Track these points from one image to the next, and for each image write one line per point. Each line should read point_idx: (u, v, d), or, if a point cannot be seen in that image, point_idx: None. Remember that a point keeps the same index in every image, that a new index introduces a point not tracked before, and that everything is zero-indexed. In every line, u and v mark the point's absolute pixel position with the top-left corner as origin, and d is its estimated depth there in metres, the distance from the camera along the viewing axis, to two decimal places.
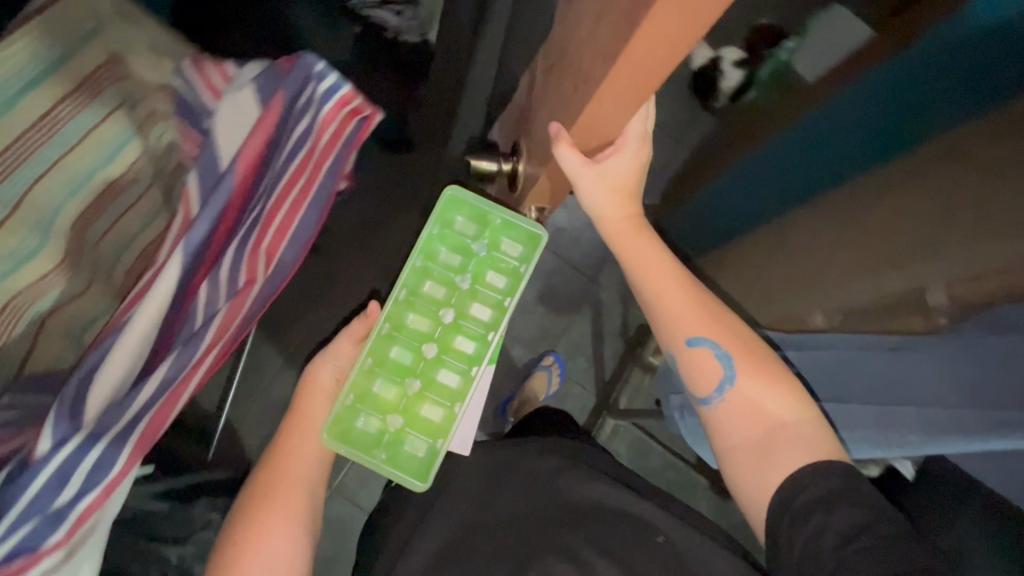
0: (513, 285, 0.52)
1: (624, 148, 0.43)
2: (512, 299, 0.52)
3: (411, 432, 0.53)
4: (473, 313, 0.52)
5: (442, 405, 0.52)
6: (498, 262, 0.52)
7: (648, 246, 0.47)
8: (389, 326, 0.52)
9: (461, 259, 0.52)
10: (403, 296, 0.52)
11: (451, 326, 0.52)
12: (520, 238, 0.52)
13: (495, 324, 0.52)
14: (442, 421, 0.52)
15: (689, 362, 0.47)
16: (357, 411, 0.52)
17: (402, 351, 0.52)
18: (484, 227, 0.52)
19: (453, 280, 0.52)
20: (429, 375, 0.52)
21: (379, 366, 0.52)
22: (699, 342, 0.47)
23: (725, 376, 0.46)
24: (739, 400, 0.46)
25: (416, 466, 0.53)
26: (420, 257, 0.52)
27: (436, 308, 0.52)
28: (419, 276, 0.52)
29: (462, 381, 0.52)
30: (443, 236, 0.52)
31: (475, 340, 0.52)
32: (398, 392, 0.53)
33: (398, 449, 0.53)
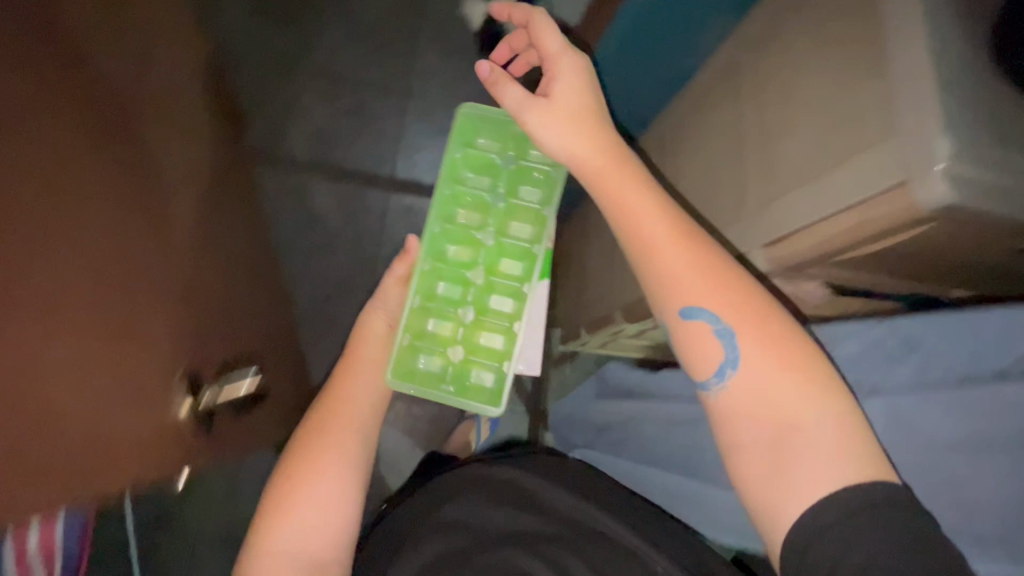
0: (545, 198, 0.72)
1: (566, 74, 0.58)
2: (546, 209, 0.72)
3: (475, 359, 0.73)
4: (514, 231, 0.73)
5: (497, 331, 0.73)
6: (525, 178, 0.73)
7: (613, 153, 0.58)
8: (434, 264, 0.72)
9: (489, 182, 0.73)
10: (439, 231, 0.73)
11: (499, 245, 0.74)
12: (542, 150, 0.73)
13: (535, 237, 0.73)
14: (502, 345, 0.73)
15: (690, 333, 0.55)
16: (418, 352, 0.72)
17: (450, 287, 0.73)
18: (506, 146, 0.73)
19: (486, 205, 0.73)
20: (481, 299, 0.73)
21: (430, 303, 0.73)
22: (694, 313, 0.55)
23: (727, 358, 0.53)
24: (747, 385, 0.52)
25: (486, 392, 0.73)
26: (449, 186, 0.73)
27: (476, 231, 0.74)
28: (453, 208, 0.73)
29: (514, 301, 0.73)
30: (465, 161, 0.73)
31: (523, 256, 0.73)
32: (456, 322, 0.73)
33: (467, 377, 0.73)
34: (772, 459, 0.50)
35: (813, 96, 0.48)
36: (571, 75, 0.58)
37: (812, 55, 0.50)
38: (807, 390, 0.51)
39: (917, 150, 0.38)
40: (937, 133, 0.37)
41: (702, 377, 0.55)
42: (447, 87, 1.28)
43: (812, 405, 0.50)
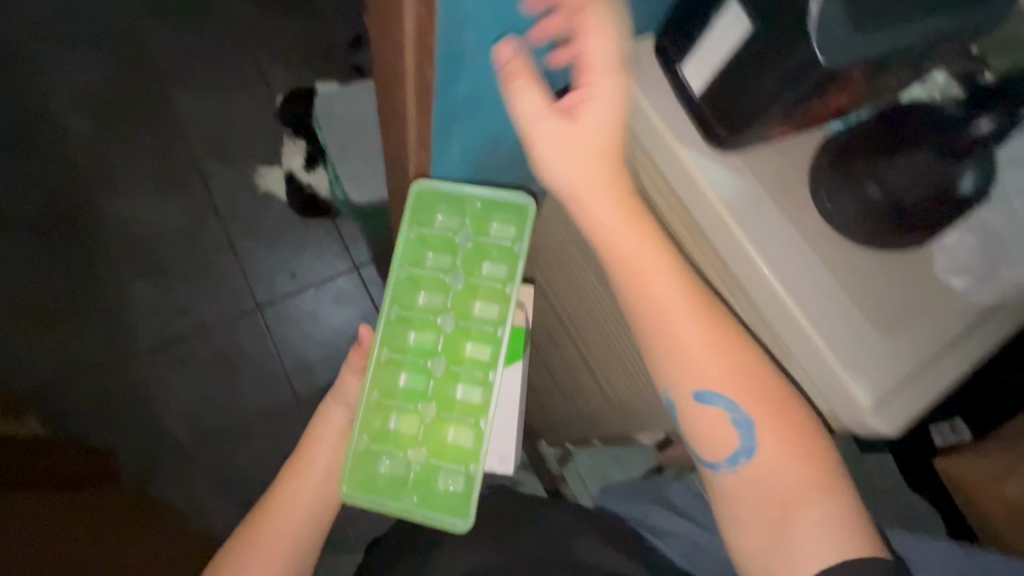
0: (512, 272, 0.49)
1: (604, 92, 0.37)
2: (512, 286, 0.49)
3: (441, 466, 0.49)
4: (478, 314, 0.50)
5: (468, 429, 0.49)
6: (487, 251, 0.49)
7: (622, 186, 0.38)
8: (389, 350, 0.50)
9: (445, 258, 0.50)
10: (397, 314, 0.50)
11: (456, 334, 0.50)
12: (506, 219, 0.49)
13: (502, 317, 0.49)
14: (472, 444, 0.49)
15: (698, 416, 0.39)
16: (376, 452, 0.49)
17: (411, 377, 0.50)
18: (464, 216, 0.50)
19: (443, 282, 0.50)
20: (446, 398, 0.50)
21: (389, 399, 0.50)
22: (716, 399, 0.39)
23: (741, 447, 0.39)
24: (762, 477, 0.38)
25: (455, 499, 0.48)
26: (405, 269, 0.49)
27: (436, 317, 0.50)
28: (409, 289, 0.50)
29: (482, 398, 0.49)
30: (425, 240, 0.50)
31: (489, 337, 0.49)
32: (415, 425, 0.50)
33: (432, 487, 0.49)
34: (766, 541, 0.38)
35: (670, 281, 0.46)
36: (600, 102, 0.38)
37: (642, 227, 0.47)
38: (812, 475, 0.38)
39: (838, 387, 0.35)
40: (850, 378, 0.34)
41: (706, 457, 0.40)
42: (285, 247, 1.22)
43: (815, 486, 0.38)
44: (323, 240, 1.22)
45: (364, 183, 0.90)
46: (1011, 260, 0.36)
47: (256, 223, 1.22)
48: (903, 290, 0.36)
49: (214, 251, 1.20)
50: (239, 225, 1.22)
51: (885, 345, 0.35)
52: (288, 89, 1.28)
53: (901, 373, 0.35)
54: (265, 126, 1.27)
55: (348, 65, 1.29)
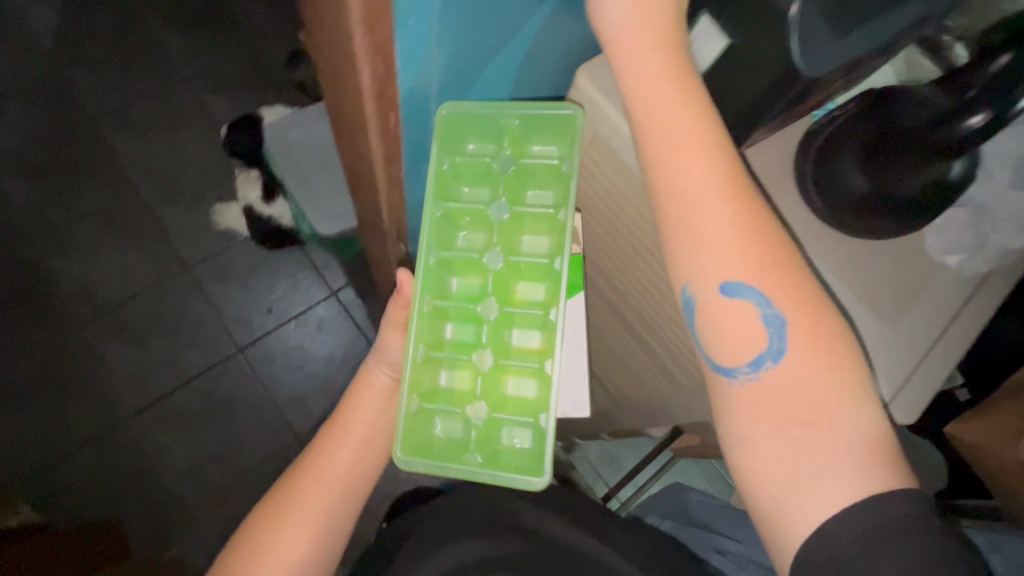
0: (562, 195, 0.43)
1: None
2: (564, 212, 0.43)
3: (505, 418, 0.45)
4: (527, 249, 0.45)
5: (531, 375, 0.45)
6: (531, 173, 0.44)
7: (666, 95, 0.34)
8: (433, 298, 0.45)
9: (486, 189, 0.45)
10: (438, 258, 0.44)
11: (506, 272, 0.45)
12: (551, 138, 0.43)
13: (556, 248, 0.44)
14: (535, 395, 0.46)
15: (720, 317, 0.34)
16: (429, 413, 0.45)
17: (458, 328, 0.47)
18: (502, 140, 0.44)
19: (487, 218, 0.45)
20: (503, 346, 0.46)
21: (439, 352, 0.45)
22: (744, 298, 0.34)
23: (770, 348, 0.34)
24: (782, 393, 0.33)
25: (523, 456, 0.44)
26: (440, 206, 0.44)
27: (481, 257, 0.45)
28: (448, 228, 0.45)
29: (542, 339, 0.45)
30: (461, 171, 0.44)
31: (542, 270, 0.45)
32: (471, 377, 0.46)
33: (496, 446, 0.45)
34: (782, 465, 0.33)
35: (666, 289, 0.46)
36: (637, 34, 0.34)
37: (635, 239, 0.46)
38: (843, 395, 0.33)
39: None
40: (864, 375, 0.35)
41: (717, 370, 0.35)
42: (257, 282, 1.17)
43: (839, 393, 0.33)
44: (295, 271, 1.18)
45: (331, 208, 0.87)
46: (996, 226, 0.38)
47: (222, 264, 1.17)
48: (901, 278, 0.37)
49: (184, 300, 1.15)
50: (205, 269, 1.17)
51: (892, 333, 0.36)
52: (230, 121, 1.22)
53: (910, 357, 0.36)
54: (214, 162, 1.21)
55: (289, 84, 1.24)
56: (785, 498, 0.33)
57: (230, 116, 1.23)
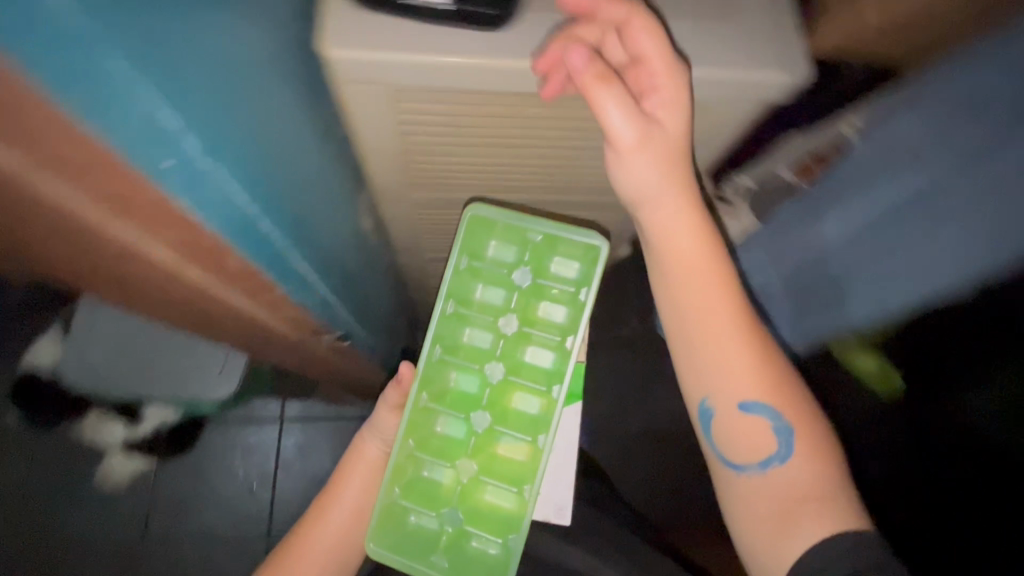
0: (569, 325, 0.46)
1: (663, 89, 0.34)
2: (570, 340, 0.46)
3: (473, 529, 0.47)
4: (527, 363, 0.47)
5: (510, 491, 0.46)
6: (544, 291, 0.47)
7: (674, 206, 0.38)
8: (429, 394, 0.47)
9: (501, 295, 0.47)
10: (440, 353, 0.47)
11: (505, 384, 0.47)
12: (573, 257, 0.46)
13: (556, 373, 0.46)
14: (511, 505, 0.46)
15: (737, 425, 0.40)
16: (405, 505, 0.48)
17: (449, 426, 0.48)
18: (524, 250, 0.47)
19: (495, 323, 0.47)
20: (489, 455, 0.47)
21: (424, 450, 0.48)
22: (755, 408, 0.40)
23: (777, 450, 0.40)
24: (786, 472, 0.40)
25: (489, 564, 0.46)
26: (450, 302, 0.47)
27: (483, 363, 0.47)
28: (454, 326, 0.47)
29: (527, 452, 0.46)
30: (477, 270, 0.47)
31: (537, 392, 0.47)
32: (452, 479, 0.47)
33: (465, 550, 0.47)
34: (767, 526, 0.39)
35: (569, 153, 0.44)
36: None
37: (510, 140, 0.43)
38: (818, 438, 0.40)
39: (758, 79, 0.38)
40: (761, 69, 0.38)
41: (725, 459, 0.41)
42: (213, 482, 1.03)
43: (833, 492, 0.39)
44: (233, 440, 1.04)
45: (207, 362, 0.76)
46: None
47: (168, 503, 1.01)
48: None
49: (171, 561, 0.99)
50: (157, 524, 1.00)
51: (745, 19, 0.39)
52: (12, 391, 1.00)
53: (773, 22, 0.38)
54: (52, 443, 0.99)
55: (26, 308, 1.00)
56: (767, 547, 0.39)
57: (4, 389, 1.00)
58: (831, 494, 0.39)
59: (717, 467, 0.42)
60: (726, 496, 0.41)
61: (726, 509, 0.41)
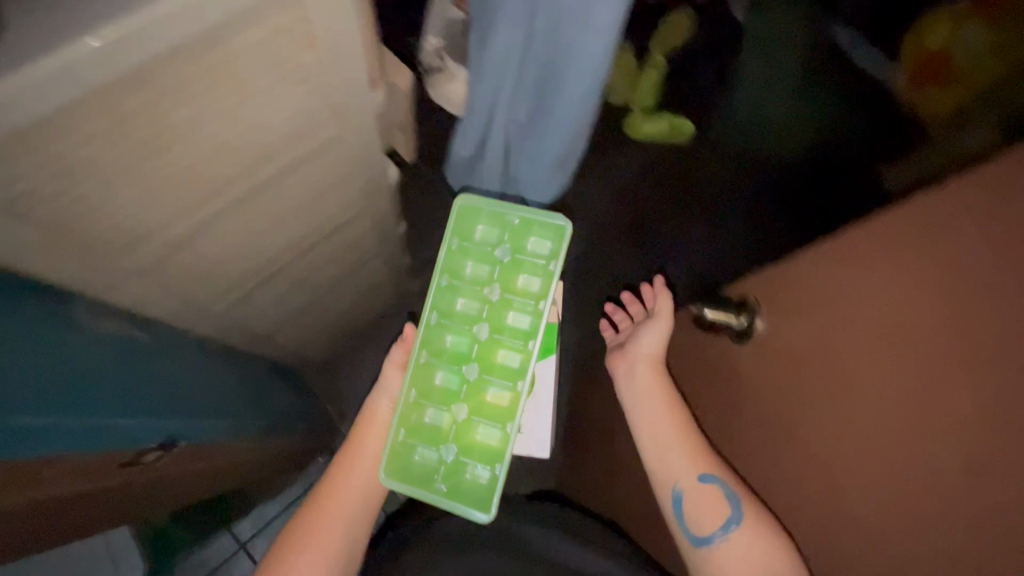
0: (545, 288, 0.53)
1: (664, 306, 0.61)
2: (544, 302, 0.53)
3: (467, 462, 0.53)
4: (510, 325, 0.53)
5: (496, 428, 0.53)
6: (522, 262, 0.53)
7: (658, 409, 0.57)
8: (429, 353, 0.55)
9: (486, 267, 0.54)
10: (437, 318, 0.54)
11: (491, 342, 0.53)
12: (546, 236, 0.54)
13: (534, 331, 0.53)
14: (499, 441, 0.53)
15: (698, 498, 0.53)
16: (411, 443, 0.54)
17: (445, 377, 0.54)
18: (504, 232, 0.54)
19: (482, 292, 0.54)
20: (478, 400, 0.54)
21: (426, 398, 0.54)
22: (712, 479, 0.54)
23: (729, 520, 0.52)
24: (734, 540, 0.51)
25: (479, 491, 0.53)
26: (444, 275, 0.54)
27: (472, 325, 0.54)
28: (447, 295, 0.54)
29: (511, 398, 0.53)
30: (466, 248, 0.54)
31: (518, 349, 0.53)
32: (448, 421, 0.54)
33: (460, 480, 0.53)
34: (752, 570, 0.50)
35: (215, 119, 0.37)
36: None
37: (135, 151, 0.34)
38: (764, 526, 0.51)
39: None
40: None
41: (694, 536, 0.53)
42: None
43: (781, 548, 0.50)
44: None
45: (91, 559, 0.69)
46: None
47: None
48: None
49: None
50: None
51: None
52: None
53: None
54: None
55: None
56: None
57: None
58: (784, 571, 0.49)
59: (689, 541, 0.54)
60: (703, 568, 0.53)
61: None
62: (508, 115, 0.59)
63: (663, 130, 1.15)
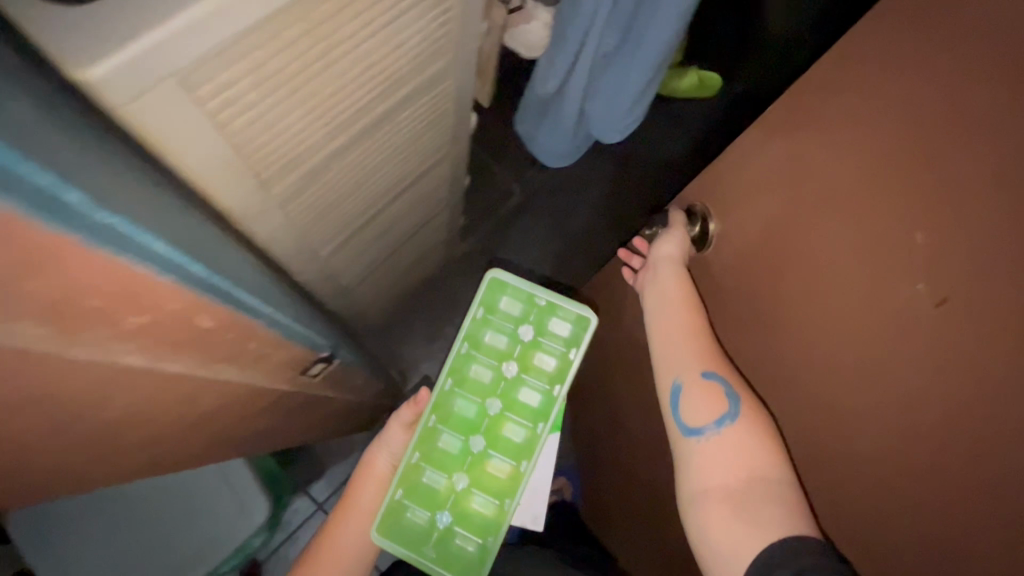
0: (557, 374, 0.61)
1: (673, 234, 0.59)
2: (557, 388, 0.62)
3: (456, 530, 0.62)
4: (520, 401, 0.62)
5: (492, 502, 0.62)
6: (540, 343, 0.62)
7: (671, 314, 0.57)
8: (437, 417, 0.63)
9: (503, 344, 0.62)
10: (451, 384, 0.63)
11: (500, 416, 0.62)
12: (570, 321, 0.62)
13: (541, 411, 0.62)
14: (492, 515, 0.62)
15: (699, 395, 0.54)
16: (405, 501, 0.63)
17: (449, 444, 0.62)
18: (528, 309, 0.62)
19: (501, 364, 0.62)
20: (479, 471, 0.62)
21: (427, 461, 0.62)
22: (713, 376, 0.54)
23: (729, 413, 0.52)
24: (726, 436, 0.52)
25: (466, 559, 0.62)
26: (465, 344, 0.63)
27: (485, 397, 0.62)
28: (464, 363, 0.63)
29: (510, 473, 0.62)
30: (489, 320, 0.63)
31: (527, 425, 0.62)
32: (445, 486, 0.62)
33: (448, 545, 0.62)
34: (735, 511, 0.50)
35: (383, 33, 0.39)
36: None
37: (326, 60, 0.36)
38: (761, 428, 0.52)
39: None
40: None
41: (685, 426, 0.55)
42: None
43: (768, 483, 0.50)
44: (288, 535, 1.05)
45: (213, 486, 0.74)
46: None
47: None
48: None
49: None
50: None
51: None
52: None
53: None
54: None
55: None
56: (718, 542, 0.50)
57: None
58: (770, 478, 0.50)
59: (682, 429, 0.55)
60: (688, 456, 0.55)
61: (686, 462, 0.54)
62: (595, 49, 0.59)
63: (692, 84, 1.16)
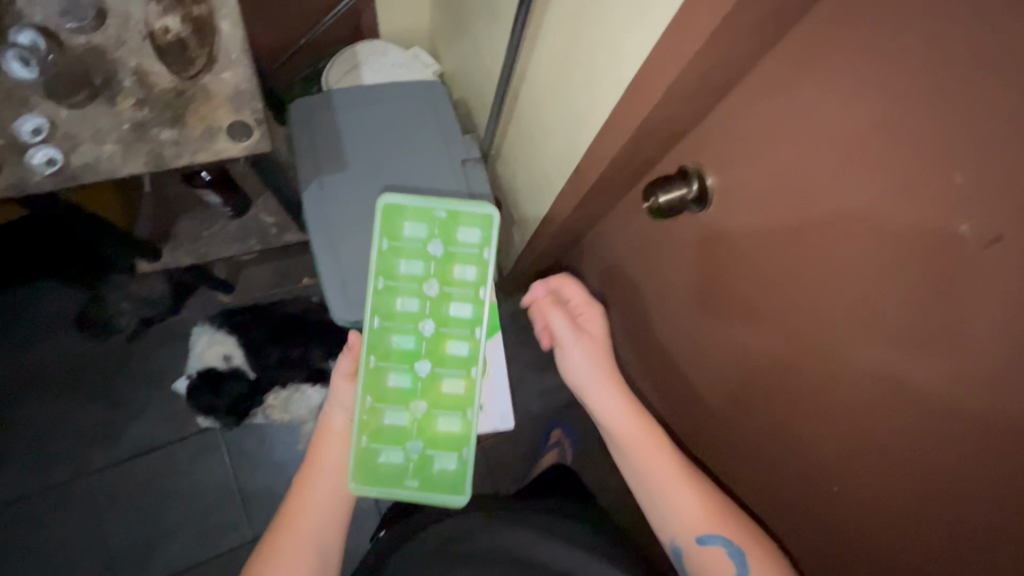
0: (481, 277, 0.56)
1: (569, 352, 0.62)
2: (484, 289, 0.56)
3: (431, 452, 0.56)
4: (453, 316, 0.56)
5: (456, 416, 0.56)
6: (454, 254, 0.56)
7: (658, 458, 0.53)
8: (377, 357, 0.56)
9: (418, 265, 0.56)
10: (380, 322, 0.56)
11: (438, 336, 0.56)
12: (474, 224, 0.56)
13: (478, 316, 0.56)
14: (460, 427, 0.56)
15: (705, 558, 0.49)
16: (375, 447, 0.55)
17: (397, 377, 0.56)
18: (432, 226, 0.56)
19: (422, 283, 0.56)
20: (435, 393, 0.56)
21: (382, 400, 0.56)
22: (714, 541, 0.49)
23: (737, 558, 0.48)
24: None
25: (450, 478, 0.56)
26: (380, 279, 0.55)
27: (416, 319, 0.56)
28: (386, 296, 0.56)
29: (465, 384, 0.56)
30: (397, 249, 0.56)
31: (465, 337, 0.56)
32: (408, 420, 0.56)
33: (427, 474, 0.56)
34: None
35: None
36: None
37: None
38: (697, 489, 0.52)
39: None
40: None
41: None
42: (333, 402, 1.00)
43: None
44: None
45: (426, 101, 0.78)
46: None
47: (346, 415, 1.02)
48: None
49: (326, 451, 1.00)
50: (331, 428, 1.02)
51: None
52: (198, 371, 1.00)
53: None
54: (214, 377, 0.99)
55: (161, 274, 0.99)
56: None
57: (192, 366, 1.01)
58: None
59: None
60: None
61: None
62: None
63: None
